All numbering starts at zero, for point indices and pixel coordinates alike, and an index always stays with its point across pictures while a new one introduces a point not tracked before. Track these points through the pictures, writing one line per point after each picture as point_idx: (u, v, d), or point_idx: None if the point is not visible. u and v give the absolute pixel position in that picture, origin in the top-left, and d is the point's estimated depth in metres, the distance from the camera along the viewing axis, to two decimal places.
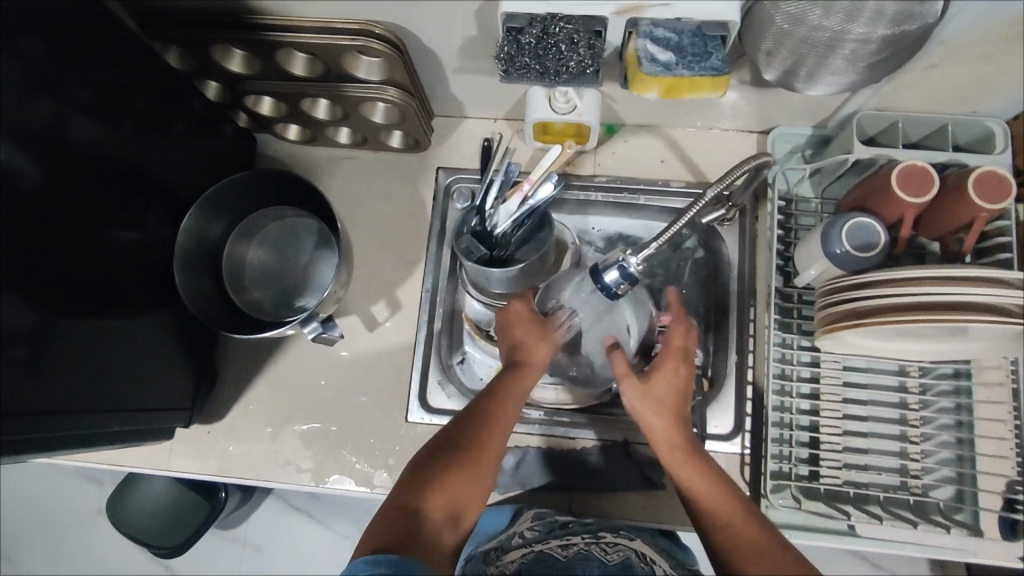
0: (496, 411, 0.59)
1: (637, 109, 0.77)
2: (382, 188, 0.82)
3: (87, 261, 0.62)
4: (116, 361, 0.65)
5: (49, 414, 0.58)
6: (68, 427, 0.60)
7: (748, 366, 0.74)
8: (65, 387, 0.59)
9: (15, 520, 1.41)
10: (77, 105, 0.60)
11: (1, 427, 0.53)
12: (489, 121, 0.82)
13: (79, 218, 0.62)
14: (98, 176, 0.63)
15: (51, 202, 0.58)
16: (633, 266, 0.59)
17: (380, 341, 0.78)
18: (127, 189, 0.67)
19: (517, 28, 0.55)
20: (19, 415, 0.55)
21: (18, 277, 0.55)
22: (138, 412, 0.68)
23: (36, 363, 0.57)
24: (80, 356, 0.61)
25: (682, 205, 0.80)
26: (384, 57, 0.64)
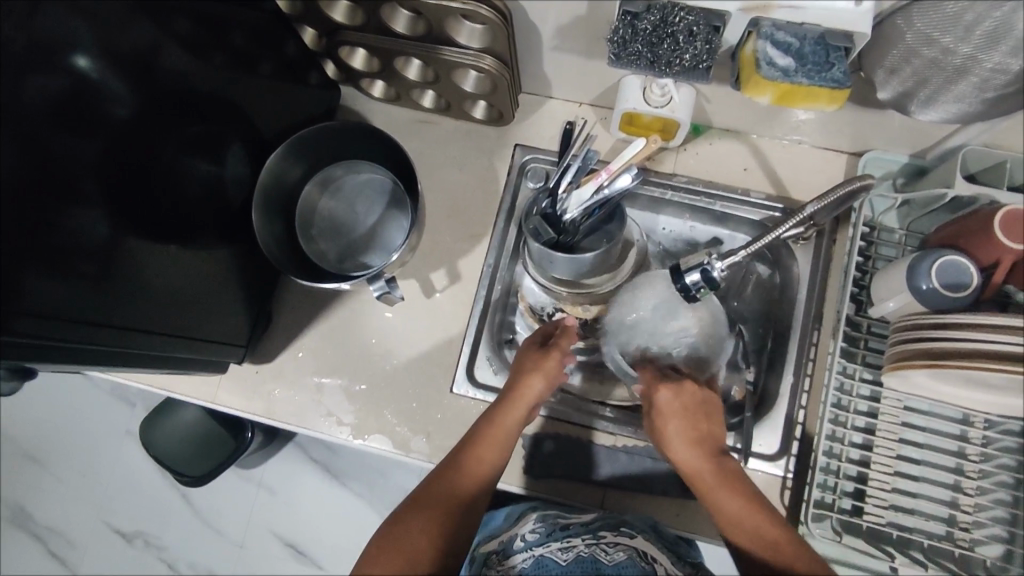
0: (473, 454, 0.61)
1: (729, 112, 0.75)
2: (457, 157, 0.82)
3: (167, 188, 0.64)
4: (187, 289, 0.67)
5: (133, 329, 0.61)
6: (139, 345, 0.62)
7: (803, 391, 0.73)
8: (138, 309, 0.61)
9: (47, 427, 1.47)
10: (178, 35, 0.61)
11: (89, 335, 0.56)
12: (574, 105, 0.81)
13: (160, 145, 0.63)
14: (186, 105, 0.64)
15: (137, 128, 0.59)
16: (717, 270, 0.61)
17: (436, 310, 0.79)
18: (211, 122, 0.68)
19: (633, 13, 0.54)
20: (107, 326, 0.58)
21: (105, 194, 0.56)
22: (200, 343, 0.70)
23: (121, 278, 0.59)
24: (155, 278, 0.63)
25: (760, 217, 0.78)
26: (489, 25, 0.63)
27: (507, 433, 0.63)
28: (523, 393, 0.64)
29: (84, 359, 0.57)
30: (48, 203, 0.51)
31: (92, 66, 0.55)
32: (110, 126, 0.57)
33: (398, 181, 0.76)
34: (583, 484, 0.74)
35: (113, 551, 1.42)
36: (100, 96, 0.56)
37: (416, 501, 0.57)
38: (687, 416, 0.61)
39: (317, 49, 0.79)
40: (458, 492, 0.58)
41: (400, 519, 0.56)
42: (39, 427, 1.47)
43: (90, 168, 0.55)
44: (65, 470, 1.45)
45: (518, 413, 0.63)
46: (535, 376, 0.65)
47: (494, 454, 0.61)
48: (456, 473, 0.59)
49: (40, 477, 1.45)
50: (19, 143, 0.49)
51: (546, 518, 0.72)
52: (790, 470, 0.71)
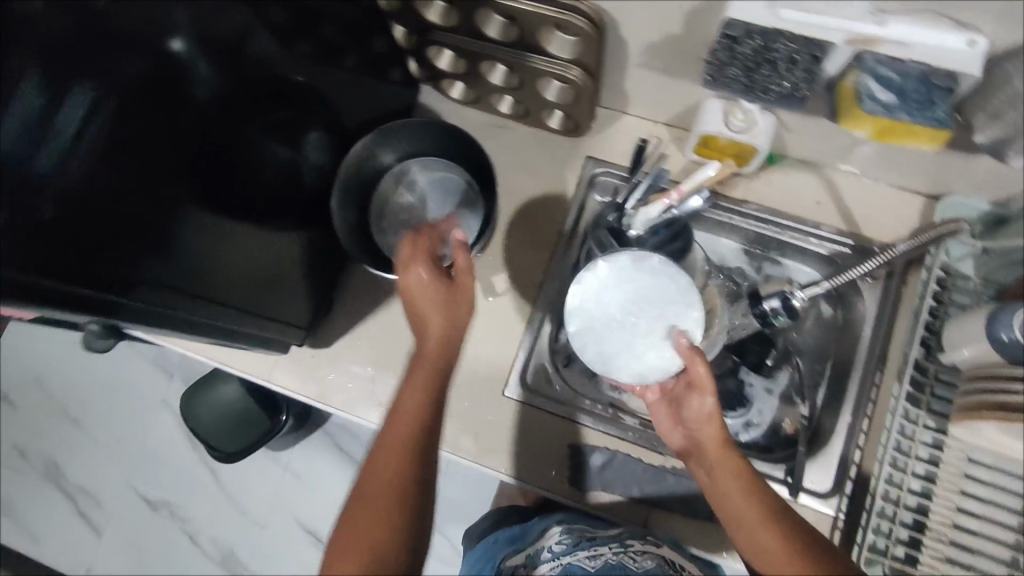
0: (401, 420, 0.54)
1: (808, 143, 0.74)
2: (527, 165, 0.82)
3: (251, 168, 0.66)
4: (256, 263, 0.68)
5: (197, 296, 0.62)
6: (214, 318, 0.64)
7: (861, 431, 0.71)
8: (214, 282, 0.63)
9: (89, 388, 1.51)
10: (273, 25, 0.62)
11: (153, 297, 0.57)
12: (649, 123, 0.82)
13: (240, 128, 0.64)
14: (276, 91, 0.67)
15: (220, 109, 0.61)
16: (797, 300, 0.71)
17: (494, 314, 0.79)
18: (288, 108, 0.70)
19: (732, 37, 0.54)
20: (170, 290, 0.58)
21: (190, 169, 0.58)
22: (268, 322, 0.71)
23: (200, 249, 0.61)
24: (228, 250, 0.64)
25: (828, 251, 0.77)
26: (582, 36, 0.64)
27: (432, 381, 0.57)
28: (444, 316, 0.59)
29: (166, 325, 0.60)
30: (151, 183, 0.54)
31: (186, 48, 0.56)
32: (198, 108, 0.58)
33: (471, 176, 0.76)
34: (626, 501, 0.73)
35: (138, 517, 1.45)
36: (190, 79, 0.57)
37: (361, 491, 0.51)
38: (711, 422, 0.59)
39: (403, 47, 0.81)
40: (412, 425, 0.54)
41: (359, 490, 0.51)
42: (82, 388, 1.51)
43: (183, 149, 0.57)
44: (101, 433, 1.49)
45: (445, 362, 0.58)
46: (424, 290, 0.60)
47: (425, 378, 0.57)
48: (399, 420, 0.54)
49: (76, 436, 1.49)
50: (134, 130, 0.52)
51: (574, 532, 0.72)
52: (842, 511, 0.69)
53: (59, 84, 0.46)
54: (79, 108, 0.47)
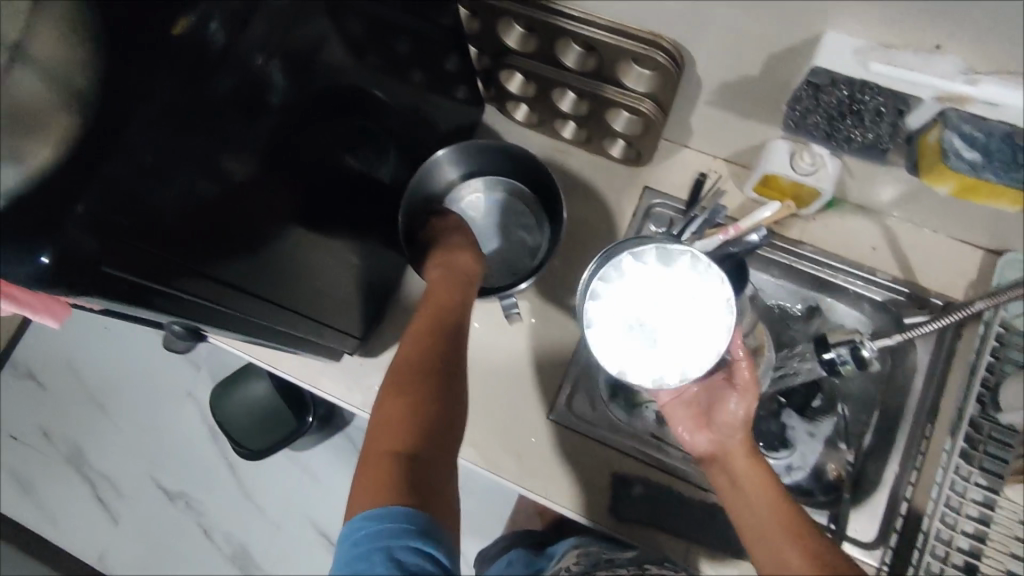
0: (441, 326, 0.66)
1: (871, 189, 0.74)
2: (585, 191, 0.83)
3: (332, 180, 0.63)
4: (332, 278, 0.69)
5: (278, 306, 0.60)
6: (290, 326, 0.64)
7: (908, 482, 0.71)
8: (295, 289, 0.62)
9: (116, 376, 1.53)
10: (345, 29, 0.56)
11: (246, 306, 0.55)
12: (709, 158, 0.82)
13: (317, 131, 0.58)
14: (345, 94, 0.61)
15: (294, 116, 0.54)
16: (867, 349, 0.68)
17: (543, 336, 0.80)
18: (373, 119, 0.67)
19: (818, 84, 0.55)
20: (259, 299, 0.56)
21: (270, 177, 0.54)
22: (331, 330, 0.72)
23: (286, 254, 0.59)
24: (309, 262, 0.63)
25: (882, 298, 0.77)
26: (660, 70, 0.65)
27: (452, 301, 0.69)
28: (451, 265, 0.73)
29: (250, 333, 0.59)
30: (230, 207, 0.50)
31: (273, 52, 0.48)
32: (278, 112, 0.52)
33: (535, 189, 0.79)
34: (664, 535, 0.73)
35: (155, 507, 1.45)
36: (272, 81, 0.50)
37: (392, 387, 0.58)
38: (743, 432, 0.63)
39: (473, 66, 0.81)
40: (441, 342, 0.63)
41: (383, 404, 0.57)
42: (110, 374, 1.53)
43: (259, 159, 0.51)
44: (126, 421, 1.50)
45: (443, 292, 0.70)
46: (459, 255, 0.74)
47: (446, 299, 0.69)
48: (421, 323, 0.66)
49: (101, 422, 1.51)
50: (209, 155, 0.46)
51: (589, 553, 0.85)
52: (885, 562, 0.69)
53: (144, 124, 0.40)
54: (162, 146, 0.42)
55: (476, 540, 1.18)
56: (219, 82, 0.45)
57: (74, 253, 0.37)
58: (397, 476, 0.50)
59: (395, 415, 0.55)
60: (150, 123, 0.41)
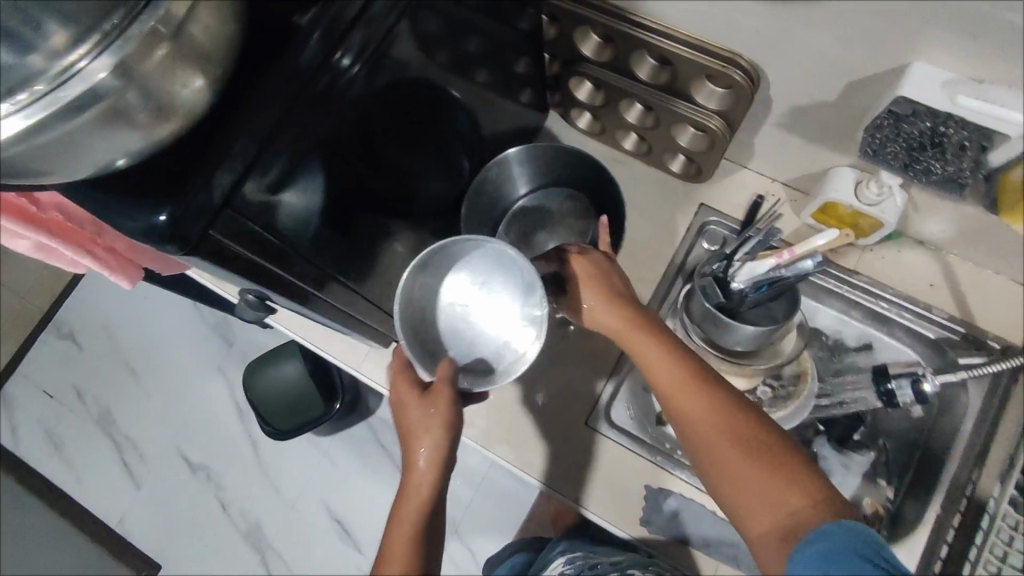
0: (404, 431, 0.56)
1: (932, 224, 0.74)
2: (639, 202, 0.84)
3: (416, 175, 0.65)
4: (395, 265, 0.70)
5: (346, 285, 0.63)
6: (347, 307, 0.66)
7: (950, 526, 0.69)
8: (359, 275, 0.65)
9: (152, 345, 1.56)
10: (424, 33, 0.56)
11: (316, 281, 0.58)
12: (767, 180, 0.82)
13: (401, 140, 0.60)
14: (439, 92, 0.62)
15: (390, 108, 0.56)
16: (928, 385, 0.67)
17: (586, 342, 0.81)
18: (447, 123, 0.66)
19: (898, 113, 0.55)
20: (329, 277, 0.60)
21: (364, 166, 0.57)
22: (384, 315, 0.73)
23: (359, 249, 0.62)
24: (381, 249, 0.66)
25: (934, 335, 0.76)
26: (732, 88, 0.65)
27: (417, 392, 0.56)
28: (418, 435, 0.53)
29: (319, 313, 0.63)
30: (321, 205, 0.53)
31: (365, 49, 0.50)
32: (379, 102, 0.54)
33: (608, 194, 0.72)
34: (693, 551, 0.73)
35: (176, 477, 1.48)
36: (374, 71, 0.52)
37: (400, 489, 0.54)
38: (692, 387, 0.52)
39: None
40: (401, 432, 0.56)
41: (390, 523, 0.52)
42: (147, 342, 1.57)
43: (351, 170, 0.55)
44: (157, 389, 1.53)
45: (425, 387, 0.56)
46: (409, 408, 0.55)
47: (426, 479, 0.53)
48: (405, 501, 0.53)
49: (132, 388, 1.54)
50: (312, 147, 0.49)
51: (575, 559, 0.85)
52: None
53: (259, 117, 0.45)
54: (274, 133, 0.46)
55: (491, 542, 1.18)
56: (318, 86, 0.47)
57: (185, 226, 0.43)
58: None
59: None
60: (258, 132, 0.45)
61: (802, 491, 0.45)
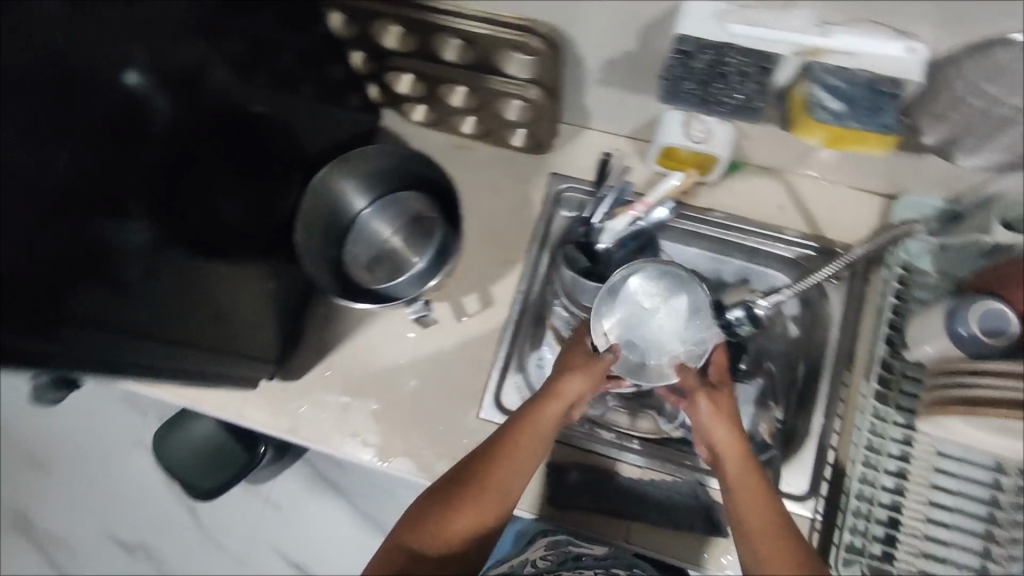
0: (503, 453, 0.60)
1: (767, 150, 0.75)
2: (493, 184, 0.83)
3: (207, 207, 0.65)
4: (229, 301, 0.68)
5: (168, 341, 0.60)
6: (161, 358, 0.60)
7: (833, 431, 0.74)
8: (161, 315, 0.59)
9: (56, 434, 1.45)
10: (228, 89, 0.64)
11: (128, 347, 0.55)
12: (610, 136, 0.82)
13: (196, 175, 0.63)
14: (219, 123, 0.64)
15: (184, 150, 0.61)
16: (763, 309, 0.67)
17: (467, 335, 0.79)
18: (239, 147, 0.68)
19: (686, 52, 0.54)
20: (142, 338, 0.57)
21: (152, 205, 0.57)
22: (224, 356, 0.68)
23: (150, 288, 0.57)
24: (200, 294, 0.63)
25: (793, 256, 0.78)
26: (538, 56, 0.64)
27: (537, 426, 0.60)
28: (562, 394, 0.61)
29: (131, 372, 0.57)
30: (99, 241, 0.52)
31: (142, 82, 0.55)
32: (154, 140, 0.57)
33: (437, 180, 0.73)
34: (607, 518, 0.73)
35: (111, 563, 1.39)
36: (148, 113, 0.56)
37: (434, 496, 0.59)
38: (730, 426, 0.58)
39: (363, 71, 0.79)
40: (512, 464, 0.60)
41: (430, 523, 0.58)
42: (47, 432, 1.45)
43: (83, 177, 0.50)
44: (70, 479, 1.43)
45: (549, 413, 0.60)
46: (570, 350, 0.65)
47: (551, 420, 0.61)
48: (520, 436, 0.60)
49: (44, 483, 1.43)
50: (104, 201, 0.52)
51: (558, 547, 0.73)
52: (818, 511, 0.72)
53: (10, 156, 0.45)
54: (37, 173, 0.47)
55: None
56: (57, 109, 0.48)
57: None
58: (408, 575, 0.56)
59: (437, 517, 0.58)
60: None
61: (792, 536, 0.53)
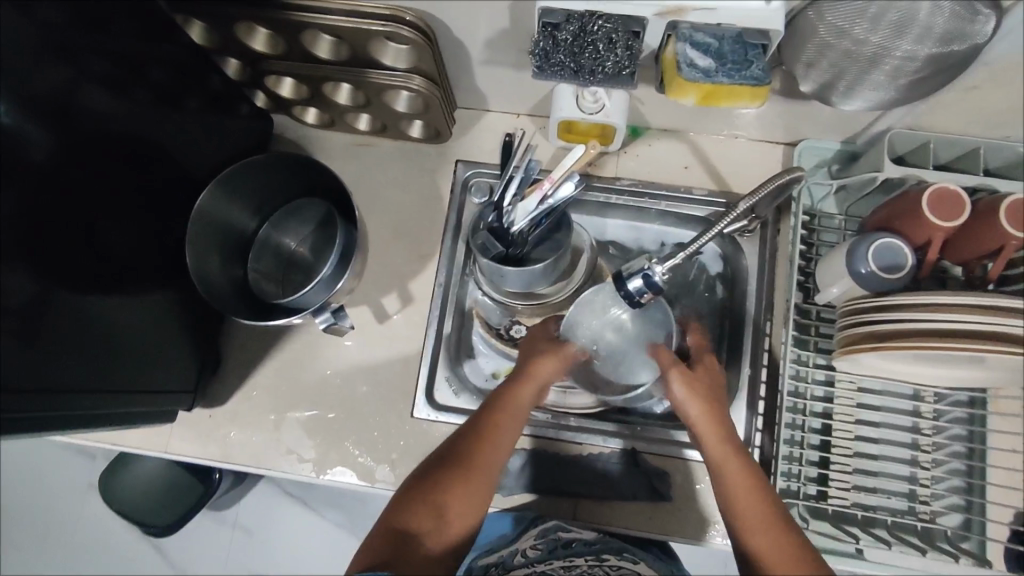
0: (492, 429, 0.61)
1: (663, 112, 0.75)
2: (399, 179, 0.81)
3: (100, 245, 0.60)
4: (132, 338, 0.64)
5: (59, 394, 0.56)
6: (51, 408, 0.55)
7: (760, 381, 0.74)
8: (50, 364, 0.55)
9: None
10: (105, 115, 0.59)
11: (14, 404, 0.51)
12: (511, 116, 0.81)
13: (86, 210, 0.58)
14: (106, 150, 0.60)
15: (73, 187, 0.56)
16: (658, 275, 0.60)
17: (391, 336, 0.77)
18: (130, 175, 0.63)
19: (552, 24, 0.54)
20: (27, 393, 0.53)
21: (27, 250, 0.52)
22: (128, 396, 0.64)
23: (32, 336, 0.53)
24: (96, 336, 0.59)
25: (704, 214, 0.79)
26: (413, 45, 0.62)
27: (517, 407, 0.63)
28: (534, 373, 0.66)
29: (21, 432, 0.53)
30: None
31: (9, 115, 0.51)
32: (35, 175, 0.53)
33: (336, 184, 0.70)
34: (552, 497, 0.74)
35: None
36: (20, 147, 0.52)
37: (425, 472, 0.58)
38: (705, 403, 0.62)
39: (244, 80, 0.75)
40: (500, 440, 0.61)
41: (423, 501, 0.56)
42: None
43: None
44: None
45: (527, 392, 0.65)
46: (538, 339, 0.71)
47: (527, 398, 0.65)
48: (500, 415, 0.62)
49: None
50: None
51: (548, 533, 0.73)
52: (754, 462, 0.72)
53: None
54: None
55: None
56: None
57: None
58: (398, 551, 0.52)
59: (428, 495, 0.56)
60: None
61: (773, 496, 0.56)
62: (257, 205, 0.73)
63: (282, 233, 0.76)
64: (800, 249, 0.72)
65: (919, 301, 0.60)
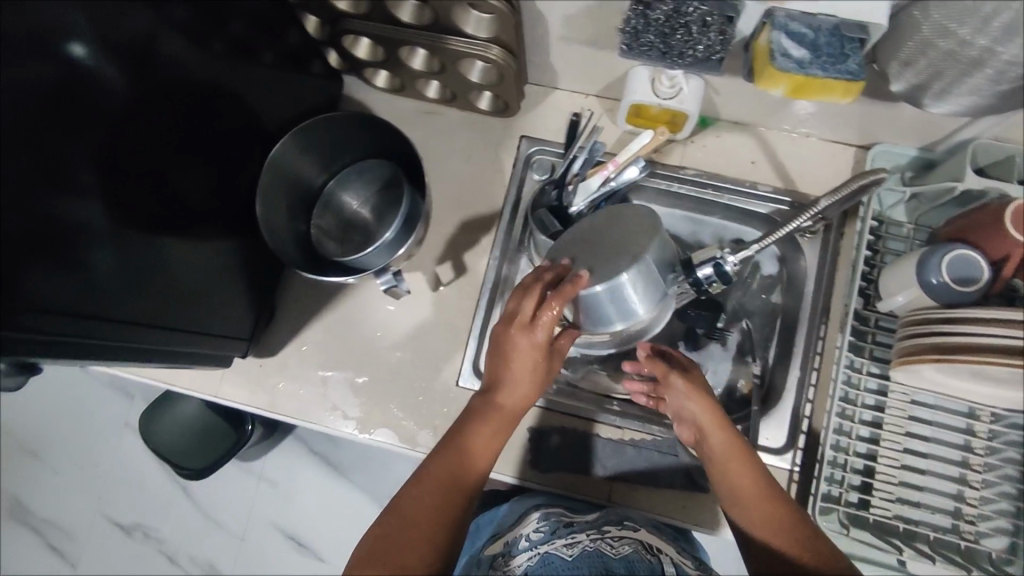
0: (469, 447, 0.59)
1: (737, 104, 0.74)
2: (462, 150, 0.81)
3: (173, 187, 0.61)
4: (199, 279, 0.66)
5: (138, 325, 0.58)
6: (130, 338, 0.58)
7: (810, 384, 0.73)
8: (129, 296, 0.57)
9: None
10: (186, 63, 0.60)
11: (97, 330, 0.54)
12: (579, 96, 0.80)
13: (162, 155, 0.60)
14: (186, 98, 0.61)
15: (151, 134, 0.58)
16: (729, 264, 0.62)
17: (441, 304, 0.78)
18: (208, 124, 0.65)
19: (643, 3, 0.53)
20: (110, 321, 0.55)
21: (105, 185, 0.54)
22: (196, 335, 0.66)
23: (113, 265, 0.55)
24: (169, 273, 0.61)
25: (767, 210, 0.77)
26: (495, 14, 0.62)
27: (494, 419, 0.61)
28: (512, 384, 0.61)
29: (98, 358, 0.55)
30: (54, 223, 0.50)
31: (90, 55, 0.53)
32: (116, 119, 0.54)
33: (406, 147, 0.71)
34: (590, 477, 0.74)
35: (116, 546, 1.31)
36: (100, 90, 0.53)
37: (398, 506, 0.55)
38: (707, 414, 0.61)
39: (321, 37, 0.77)
40: (470, 458, 0.59)
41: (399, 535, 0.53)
42: None
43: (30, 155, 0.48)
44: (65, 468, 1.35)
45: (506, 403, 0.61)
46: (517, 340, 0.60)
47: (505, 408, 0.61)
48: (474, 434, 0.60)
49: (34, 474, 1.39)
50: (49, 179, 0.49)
51: (550, 515, 0.72)
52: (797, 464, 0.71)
53: None
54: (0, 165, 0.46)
55: None
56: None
57: None
58: None
59: (398, 533, 0.53)
60: None
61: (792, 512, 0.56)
62: (327, 162, 0.74)
63: (344, 194, 0.76)
64: (864, 255, 0.71)
65: (990, 318, 0.58)
